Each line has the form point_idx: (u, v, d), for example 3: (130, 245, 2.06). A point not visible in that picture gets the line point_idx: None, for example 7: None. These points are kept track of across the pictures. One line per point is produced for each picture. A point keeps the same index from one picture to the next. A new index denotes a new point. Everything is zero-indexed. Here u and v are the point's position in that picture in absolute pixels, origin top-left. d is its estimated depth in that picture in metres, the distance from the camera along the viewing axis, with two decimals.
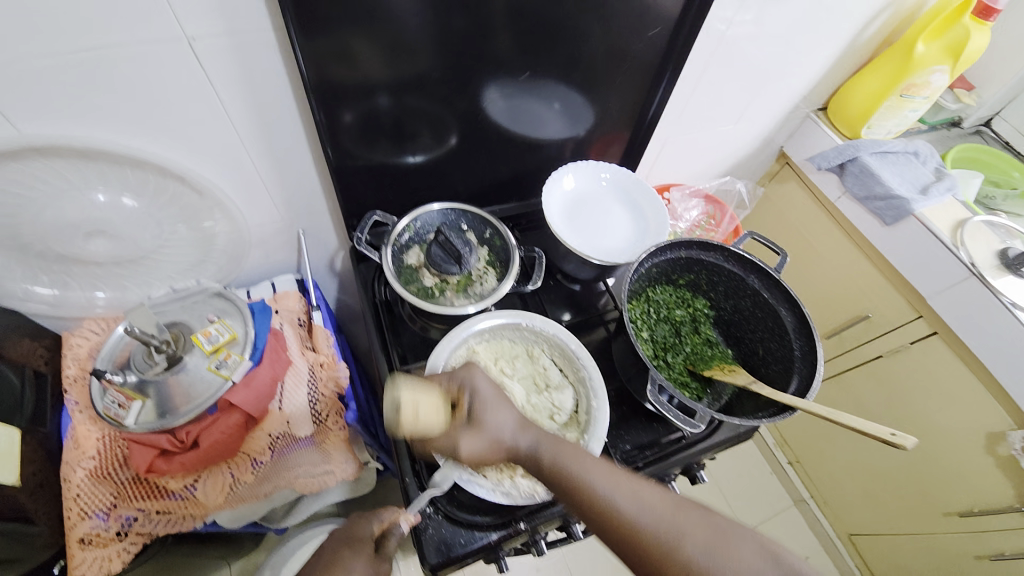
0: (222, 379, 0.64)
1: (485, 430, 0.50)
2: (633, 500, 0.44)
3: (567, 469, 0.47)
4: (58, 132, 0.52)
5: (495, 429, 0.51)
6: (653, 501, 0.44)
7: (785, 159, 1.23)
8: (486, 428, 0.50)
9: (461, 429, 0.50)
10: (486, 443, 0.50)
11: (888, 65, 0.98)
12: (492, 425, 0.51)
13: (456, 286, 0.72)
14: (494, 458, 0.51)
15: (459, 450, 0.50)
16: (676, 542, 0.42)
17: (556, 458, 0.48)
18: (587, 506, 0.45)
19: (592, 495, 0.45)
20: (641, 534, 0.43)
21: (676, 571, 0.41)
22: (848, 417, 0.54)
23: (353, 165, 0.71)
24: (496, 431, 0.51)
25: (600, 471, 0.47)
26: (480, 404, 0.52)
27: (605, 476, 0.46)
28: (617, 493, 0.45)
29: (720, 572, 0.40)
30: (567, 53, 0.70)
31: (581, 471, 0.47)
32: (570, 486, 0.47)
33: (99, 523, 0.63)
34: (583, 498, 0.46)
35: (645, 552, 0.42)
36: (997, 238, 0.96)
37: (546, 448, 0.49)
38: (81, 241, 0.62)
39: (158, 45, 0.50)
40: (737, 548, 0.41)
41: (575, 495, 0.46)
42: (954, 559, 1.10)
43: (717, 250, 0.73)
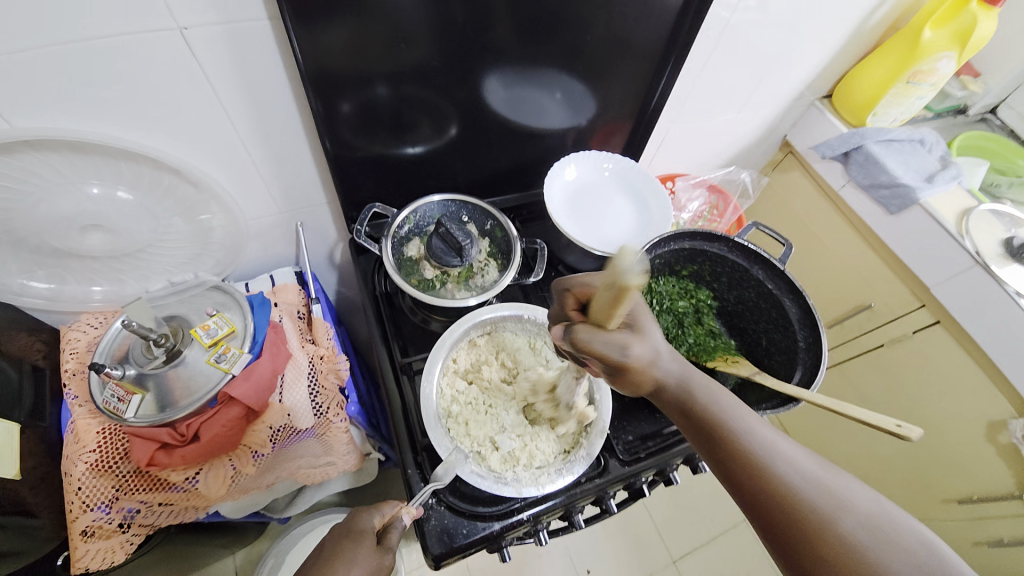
0: (222, 372, 0.64)
1: (645, 340, 0.44)
2: (789, 463, 0.40)
3: (719, 414, 0.43)
4: (50, 125, 0.51)
5: (654, 341, 0.45)
6: (811, 469, 0.40)
7: (789, 148, 1.21)
8: (649, 340, 0.45)
9: (626, 333, 0.44)
10: (650, 354, 0.44)
11: (895, 52, 0.96)
12: (653, 337, 0.45)
13: (457, 278, 0.71)
14: (641, 381, 0.45)
15: (626, 353, 0.43)
16: (835, 515, 0.37)
17: (708, 398, 0.44)
18: (739, 459, 0.41)
19: (745, 450, 0.41)
20: (797, 504, 0.38)
21: (832, 550, 0.36)
22: (854, 409, 0.53)
23: (351, 156, 0.70)
24: (657, 349, 0.45)
25: (758, 425, 0.42)
26: (641, 314, 0.46)
27: (763, 432, 0.42)
28: (773, 454, 0.40)
29: (881, 554, 0.35)
30: (569, 41, 0.69)
31: (737, 421, 0.42)
32: (720, 432, 0.42)
33: (101, 515, 0.62)
34: (736, 452, 0.41)
35: (798, 522, 0.37)
36: (1002, 226, 0.95)
37: (698, 383, 0.45)
38: (76, 235, 0.62)
39: (149, 35, 0.49)
40: (902, 534, 0.36)
41: (723, 443, 0.42)
42: (953, 545, 1.12)
43: (721, 241, 0.73)
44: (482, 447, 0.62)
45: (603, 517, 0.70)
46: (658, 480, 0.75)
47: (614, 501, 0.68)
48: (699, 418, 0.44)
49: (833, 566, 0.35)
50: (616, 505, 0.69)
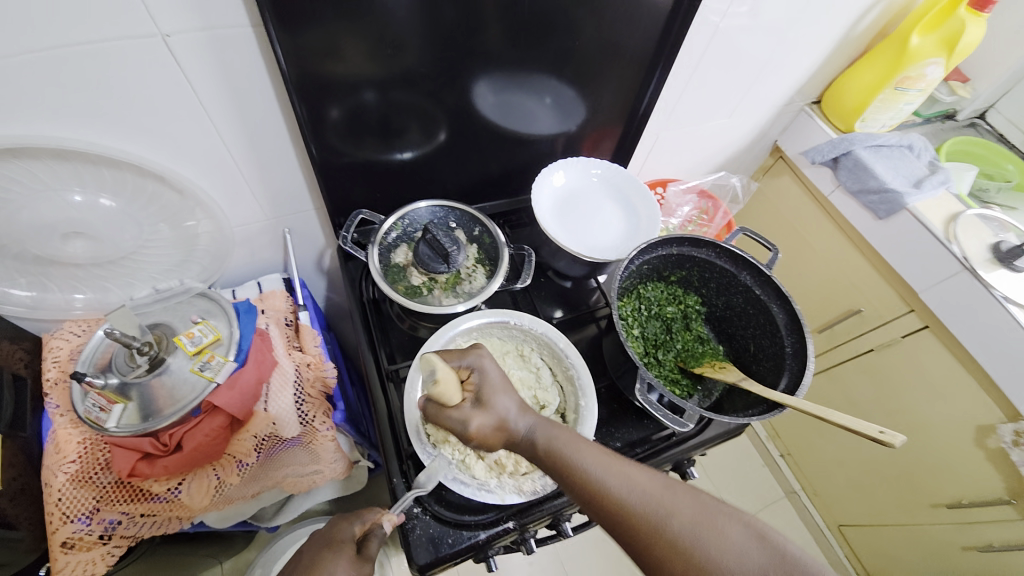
0: (206, 381, 0.63)
1: (490, 408, 0.48)
2: (625, 481, 0.43)
3: (563, 454, 0.45)
4: (29, 132, 0.51)
5: (499, 409, 0.48)
6: (645, 483, 0.43)
7: (779, 153, 1.22)
8: (491, 408, 0.48)
9: (468, 408, 0.48)
10: (494, 423, 0.48)
11: (883, 59, 0.97)
12: (498, 406, 0.48)
13: (444, 284, 0.71)
14: (494, 442, 0.48)
15: (468, 428, 0.47)
16: (667, 524, 0.41)
17: (551, 442, 0.46)
18: (581, 489, 0.43)
19: (587, 478, 0.44)
20: (632, 517, 0.41)
21: (663, 552, 0.40)
22: (837, 415, 0.53)
23: (338, 162, 0.70)
24: (503, 412, 0.48)
25: (595, 454, 0.45)
26: (486, 385, 0.49)
27: (600, 460, 0.45)
28: (610, 478, 0.43)
29: (704, 549, 0.39)
30: (558, 46, 0.69)
31: (576, 455, 0.45)
32: (563, 469, 0.45)
33: (81, 527, 0.61)
34: (578, 482, 0.44)
35: (633, 534, 0.41)
36: (990, 231, 0.96)
37: (545, 433, 0.47)
38: (59, 243, 0.61)
39: (129, 41, 0.48)
40: (723, 527, 0.40)
41: (568, 480, 0.44)
42: (944, 550, 1.11)
43: (709, 247, 0.72)
44: (465, 456, 0.61)
45: (591, 525, 0.70)
46: None
47: None
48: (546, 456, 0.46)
49: (668, 566, 0.39)
50: None
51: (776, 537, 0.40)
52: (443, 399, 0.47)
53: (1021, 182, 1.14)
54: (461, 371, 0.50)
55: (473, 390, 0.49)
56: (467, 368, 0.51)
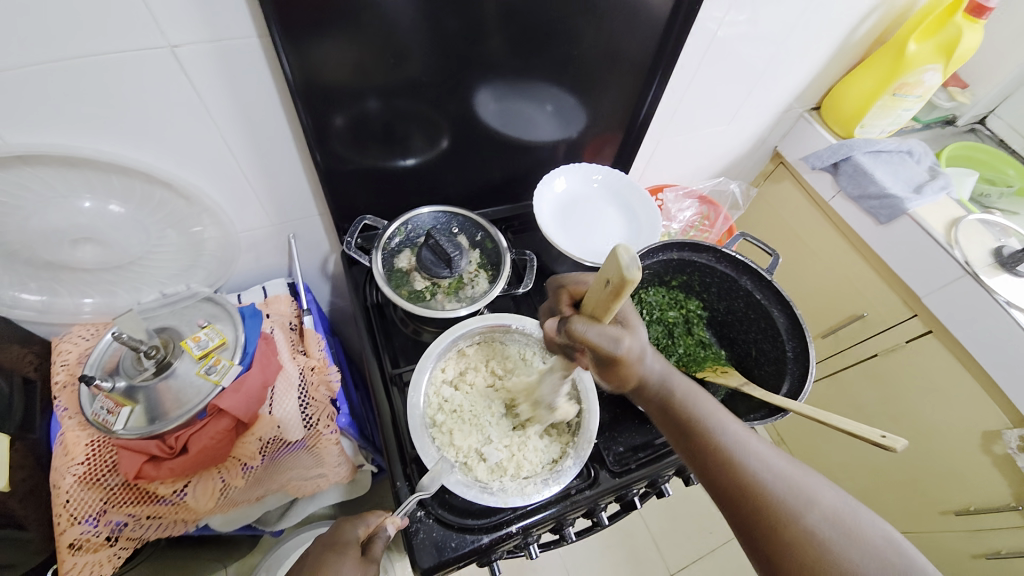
0: (211, 384, 0.64)
1: (634, 335, 0.47)
2: (759, 457, 0.44)
3: (700, 413, 0.47)
4: (42, 140, 0.52)
5: (640, 336, 0.48)
6: (779, 463, 0.44)
7: (779, 158, 1.23)
8: (638, 334, 0.47)
9: (617, 329, 0.46)
10: (638, 349, 0.47)
11: (881, 65, 0.98)
12: (641, 335, 0.48)
13: (447, 289, 0.71)
14: (628, 374, 0.48)
15: (618, 348, 0.45)
16: (800, 506, 0.41)
17: (688, 398, 0.48)
18: (713, 453, 0.45)
19: (723, 444, 0.45)
20: (764, 491, 0.42)
21: (788, 530, 0.40)
22: (838, 420, 0.53)
23: (343, 169, 0.71)
24: (644, 343, 0.48)
25: (733, 425, 0.46)
26: (629, 314, 0.49)
27: (738, 433, 0.46)
28: (747, 452, 0.44)
29: (839, 543, 0.39)
30: (558, 55, 0.70)
31: (713, 420, 0.47)
32: (696, 428, 0.47)
33: (89, 529, 0.62)
34: (710, 445, 0.45)
35: (763, 512, 0.41)
36: (992, 236, 0.96)
37: (682, 385, 0.49)
38: (68, 248, 0.62)
39: (139, 53, 0.50)
40: (856, 524, 0.40)
41: (702, 440, 0.46)
42: (954, 557, 1.10)
43: (708, 251, 0.73)
44: (469, 457, 0.62)
45: (594, 530, 0.70)
46: (651, 492, 0.75)
47: (605, 514, 0.68)
48: (678, 414, 0.48)
49: (790, 551, 0.39)
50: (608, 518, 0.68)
51: (912, 549, 0.39)
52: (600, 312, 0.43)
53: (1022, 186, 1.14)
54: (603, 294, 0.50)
55: (618, 315, 0.49)
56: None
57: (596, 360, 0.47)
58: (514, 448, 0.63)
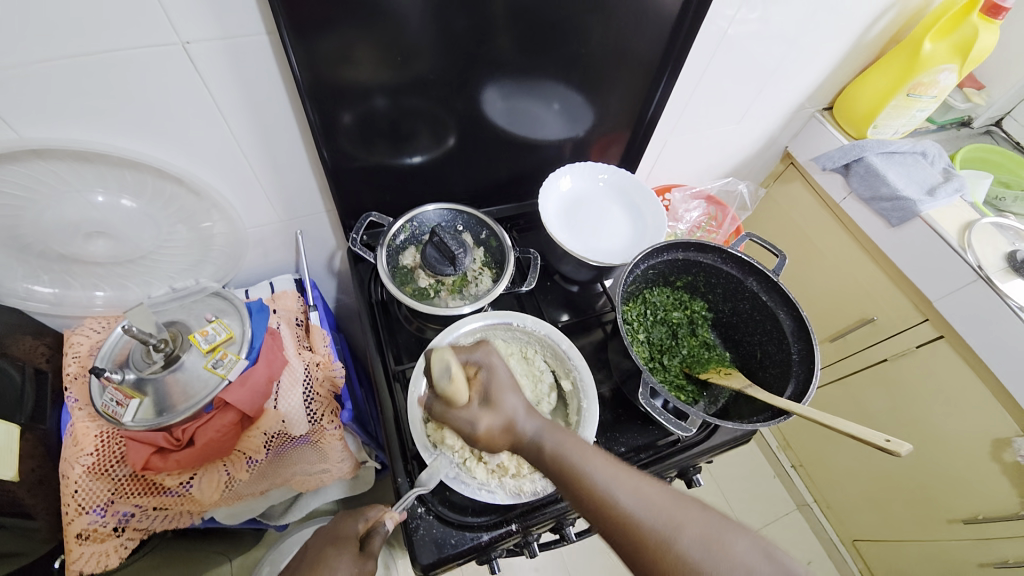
0: (218, 378, 0.65)
1: (498, 407, 0.46)
2: (631, 492, 0.40)
3: (566, 457, 0.43)
4: (55, 135, 0.53)
5: (510, 403, 0.46)
6: (651, 496, 0.40)
7: (789, 159, 1.21)
8: (498, 408, 0.46)
9: (475, 409, 0.45)
10: (503, 423, 0.45)
11: (894, 65, 0.96)
12: (507, 404, 0.46)
13: (451, 287, 0.73)
14: (500, 444, 0.46)
15: (476, 428, 0.45)
16: (674, 540, 0.37)
17: (555, 443, 0.44)
18: (585, 499, 0.41)
19: (591, 485, 0.41)
20: (639, 534, 0.38)
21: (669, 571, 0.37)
22: (843, 424, 0.53)
23: (350, 166, 0.72)
24: (509, 410, 0.46)
25: (600, 462, 0.42)
26: (493, 384, 0.47)
27: (604, 467, 0.42)
28: (614, 487, 0.41)
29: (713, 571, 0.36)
30: (566, 53, 0.70)
31: (582, 462, 0.42)
32: (568, 478, 0.42)
33: (96, 518, 0.63)
34: (580, 490, 0.41)
35: (638, 549, 0.38)
36: (1006, 240, 0.94)
37: (549, 435, 0.45)
38: (81, 242, 0.63)
39: (152, 50, 0.50)
40: (733, 545, 0.37)
41: (572, 487, 0.42)
42: (959, 566, 1.09)
43: (715, 252, 0.72)
44: (467, 456, 0.61)
45: (594, 530, 0.70)
46: None
47: None
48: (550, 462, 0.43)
49: None
50: (608, 519, 0.68)
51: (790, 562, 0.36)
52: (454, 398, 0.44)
53: None
54: (468, 367, 0.49)
55: (482, 387, 0.47)
56: (475, 364, 0.49)
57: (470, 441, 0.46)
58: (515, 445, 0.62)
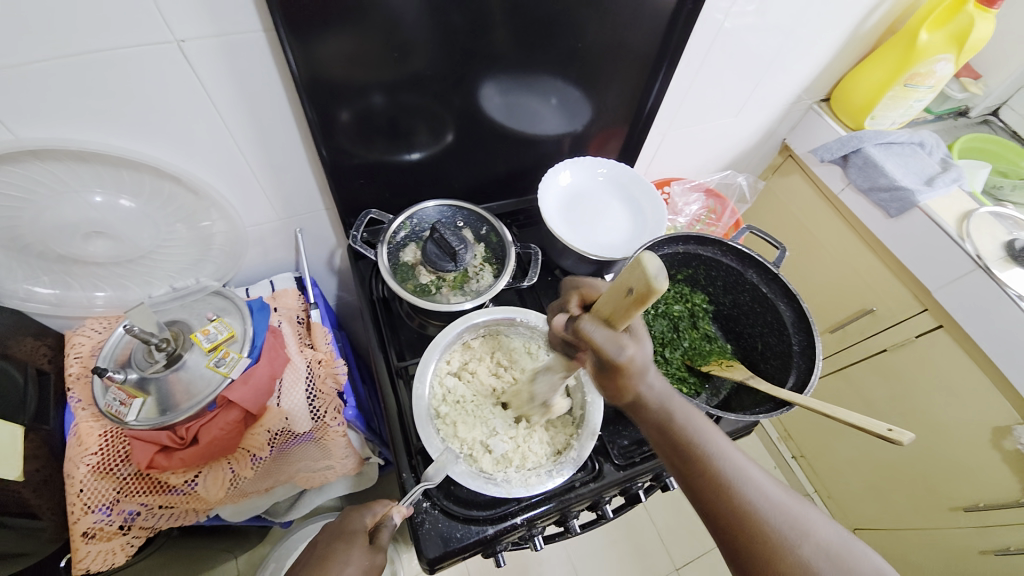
0: (221, 376, 0.65)
1: (642, 346, 0.43)
2: (756, 486, 0.41)
3: (695, 437, 0.43)
4: (53, 135, 0.53)
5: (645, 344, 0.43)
6: (775, 493, 0.41)
7: (788, 151, 1.21)
8: (645, 345, 0.43)
9: (625, 337, 0.42)
10: (644, 362, 0.42)
11: (891, 56, 0.96)
12: (649, 347, 0.43)
13: (452, 282, 0.72)
14: (627, 387, 0.43)
15: (620, 356, 0.41)
16: (795, 540, 0.38)
17: (687, 421, 0.43)
18: (707, 479, 0.41)
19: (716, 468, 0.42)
20: (763, 527, 0.39)
21: (783, 566, 0.38)
22: (843, 412, 0.53)
23: (349, 163, 0.72)
24: (649, 356, 0.43)
25: (729, 449, 0.43)
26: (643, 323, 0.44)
27: (734, 455, 0.43)
28: (743, 477, 0.41)
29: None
30: (563, 48, 0.70)
31: (710, 445, 0.43)
32: (692, 456, 0.42)
33: (102, 517, 0.63)
34: (705, 471, 0.42)
35: (758, 542, 0.39)
36: (1004, 229, 0.94)
37: (680, 408, 0.44)
38: (80, 242, 0.63)
39: (147, 49, 0.50)
40: (853, 561, 0.38)
41: (699, 465, 0.42)
42: (961, 554, 1.09)
43: (714, 244, 0.73)
44: (473, 449, 0.62)
45: (598, 522, 0.70)
46: (656, 485, 0.74)
47: (610, 508, 0.68)
48: (674, 438, 0.43)
49: None
50: (612, 511, 0.69)
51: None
52: (613, 317, 0.40)
53: None
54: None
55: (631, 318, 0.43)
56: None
57: (597, 365, 0.44)
58: (519, 439, 0.63)
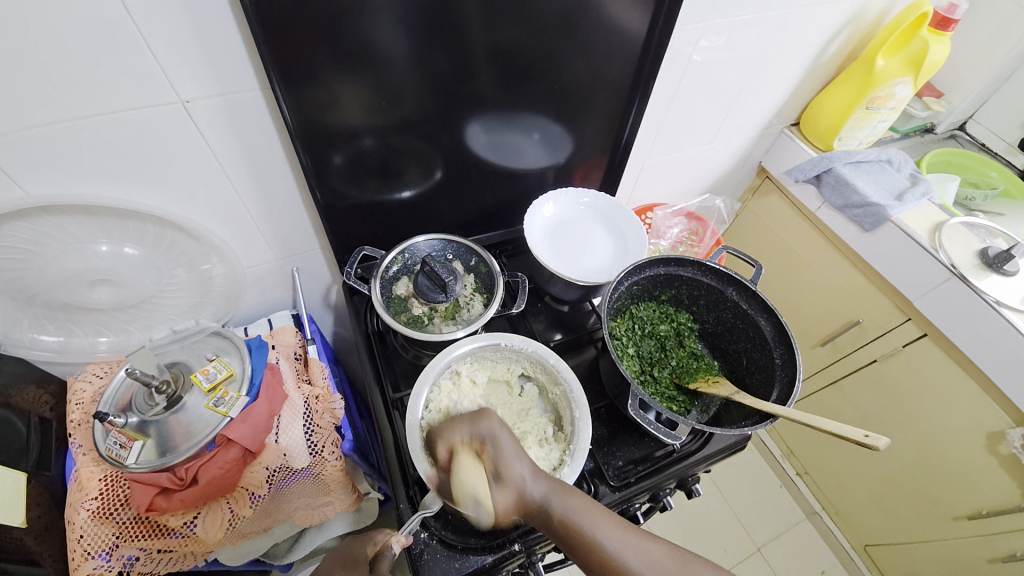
0: (220, 416, 0.66)
1: (509, 476, 0.49)
2: (640, 554, 0.45)
3: (575, 522, 0.47)
4: (63, 191, 0.56)
5: (521, 463, 0.50)
6: (657, 554, 0.45)
7: (765, 173, 1.27)
8: (509, 485, 0.49)
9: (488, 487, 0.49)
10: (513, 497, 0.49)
11: (851, 81, 1.02)
12: (515, 475, 0.49)
13: (444, 313, 0.75)
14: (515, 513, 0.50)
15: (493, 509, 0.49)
16: None
17: (566, 511, 0.48)
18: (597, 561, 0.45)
19: (599, 547, 0.45)
20: None
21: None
22: (823, 422, 0.55)
23: (341, 204, 0.75)
24: (521, 475, 0.50)
25: (608, 524, 0.47)
26: (501, 456, 0.50)
27: (614, 529, 0.46)
28: (625, 547, 0.45)
29: None
30: (542, 88, 0.75)
31: (592, 528, 0.46)
32: (585, 548, 0.46)
33: (102, 563, 0.63)
34: (591, 553, 0.45)
35: None
36: (977, 238, 0.98)
37: (561, 505, 0.48)
38: (85, 290, 0.66)
39: (153, 109, 0.54)
40: None
41: (582, 546, 0.46)
42: (969, 564, 1.08)
43: (693, 265, 0.76)
44: None
45: None
46: (653, 506, 0.75)
47: None
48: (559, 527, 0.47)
49: None
50: None
51: None
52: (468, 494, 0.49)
53: (1006, 187, 1.18)
54: (473, 441, 0.52)
55: (490, 463, 0.50)
56: (480, 438, 0.52)
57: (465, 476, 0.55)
58: None
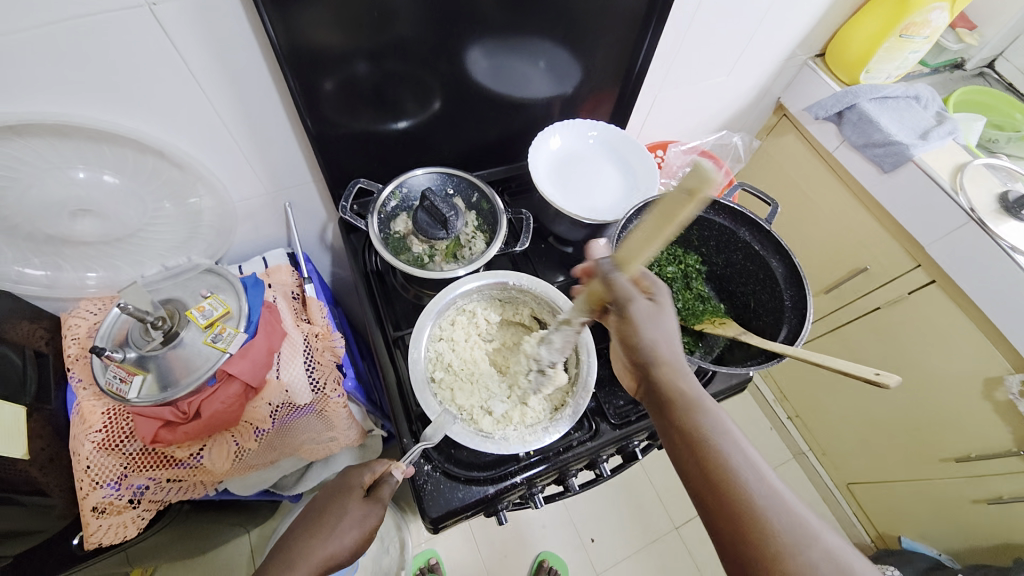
0: (219, 352, 0.66)
1: (656, 313, 0.52)
2: (732, 446, 0.44)
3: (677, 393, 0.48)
4: (32, 110, 0.52)
5: (664, 318, 0.52)
6: (746, 451, 0.44)
7: (783, 110, 1.19)
8: (660, 315, 0.52)
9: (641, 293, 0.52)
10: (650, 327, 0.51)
11: (887, 4, 0.93)
12: (665, 318, 0.52)
13: (444, 251, 0.73)
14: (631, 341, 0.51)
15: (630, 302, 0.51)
16: (755, 489, 0.42)
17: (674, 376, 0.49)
18: (684, 433, 0.46)
19: (690, 416, 0.46)
20: (723, 466, 0.43)
21: (762, 553, 0.39)
22: (834, 361, 0.55)
23: (334, 133, 0.70)
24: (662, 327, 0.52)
25: (711, 411, 0.47)
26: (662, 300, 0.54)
27: (714, 414, 0.46)
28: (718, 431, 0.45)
29: (777, 523, 0.40)
30: (551, 7, 0.67)
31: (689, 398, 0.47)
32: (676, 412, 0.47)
33: (111, 492, 0.64)
34: (682, 417, 0.46)
35: (718, 482, 0.43)
36: (998, 181, 0.94)
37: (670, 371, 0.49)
38: (67, 221, 0.62)
39: (117, 13, 0.48)
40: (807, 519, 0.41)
41: (676, 413, 0.47)
42: (954, 503, 1.13)
43: (707, 204, 0.73)
44: (473, 413, 0.63)
45: (596, 482, 0.72)
46: (653, 443, 0.76)
47: (607, 466, 0.70)
48: (678, 425, 0.46)
49: (732, 517, 0.41)
50: (610, 469, 0.71)
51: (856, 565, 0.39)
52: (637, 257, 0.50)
53: None
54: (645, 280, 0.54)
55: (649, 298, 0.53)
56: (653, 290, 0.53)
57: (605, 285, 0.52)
58: (518, 400, 0.65)
